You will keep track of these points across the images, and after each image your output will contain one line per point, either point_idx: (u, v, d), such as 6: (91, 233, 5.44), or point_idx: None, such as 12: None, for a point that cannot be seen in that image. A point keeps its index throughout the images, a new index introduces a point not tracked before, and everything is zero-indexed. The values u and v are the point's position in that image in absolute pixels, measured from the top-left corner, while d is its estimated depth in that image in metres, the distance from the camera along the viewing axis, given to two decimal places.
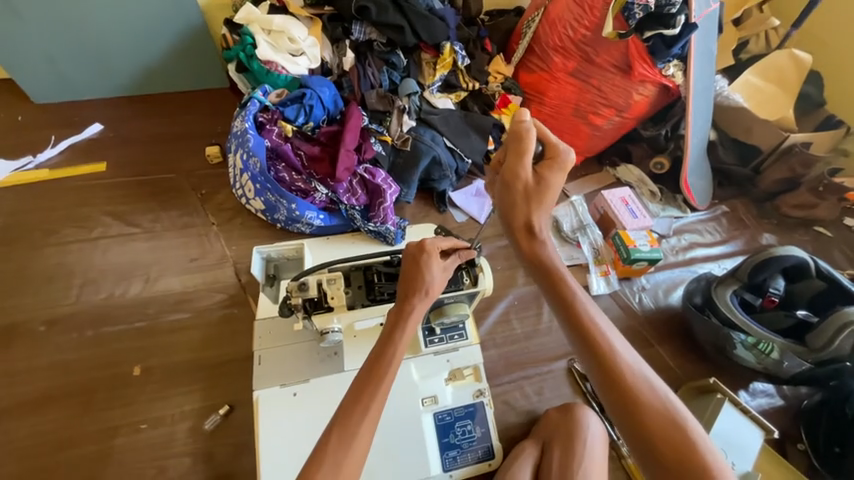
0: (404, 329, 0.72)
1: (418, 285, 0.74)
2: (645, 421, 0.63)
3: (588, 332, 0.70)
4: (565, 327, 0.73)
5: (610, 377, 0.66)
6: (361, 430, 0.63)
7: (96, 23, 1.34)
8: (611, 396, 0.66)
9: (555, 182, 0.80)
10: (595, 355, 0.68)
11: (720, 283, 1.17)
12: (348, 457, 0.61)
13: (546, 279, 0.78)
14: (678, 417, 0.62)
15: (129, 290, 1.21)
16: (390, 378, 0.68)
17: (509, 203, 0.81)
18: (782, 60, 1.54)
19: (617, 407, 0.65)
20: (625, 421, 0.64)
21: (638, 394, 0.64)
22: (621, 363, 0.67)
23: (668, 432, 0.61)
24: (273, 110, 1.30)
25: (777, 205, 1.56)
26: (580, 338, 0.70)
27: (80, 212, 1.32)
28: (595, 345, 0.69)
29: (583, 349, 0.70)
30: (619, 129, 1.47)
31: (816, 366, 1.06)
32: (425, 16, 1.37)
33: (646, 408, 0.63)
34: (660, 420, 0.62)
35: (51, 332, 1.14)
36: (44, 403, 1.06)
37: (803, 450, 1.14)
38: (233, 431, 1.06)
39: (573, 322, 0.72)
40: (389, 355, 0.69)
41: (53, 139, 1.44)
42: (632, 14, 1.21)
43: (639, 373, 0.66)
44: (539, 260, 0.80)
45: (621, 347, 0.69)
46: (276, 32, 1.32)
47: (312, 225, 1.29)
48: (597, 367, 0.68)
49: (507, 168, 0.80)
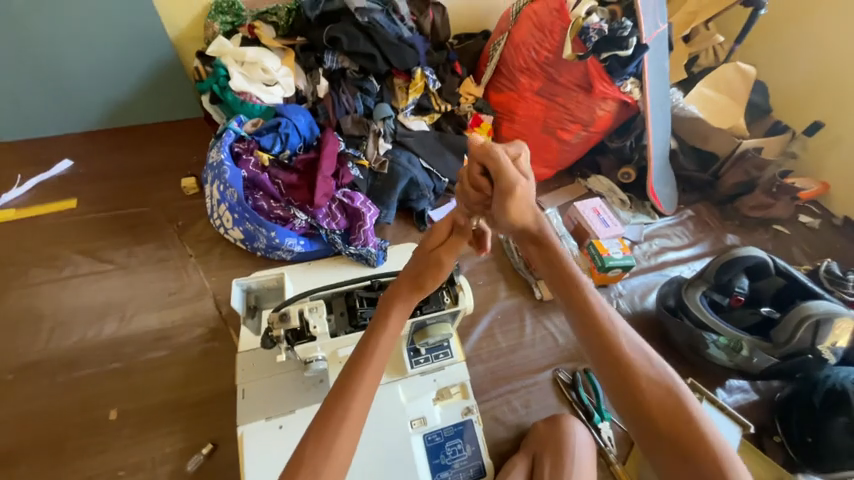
0: (391, 316, 0.70)
1: (417, 277, 0.73)
2: (660, 422, 0.56)
3: (587, 306, 0.65)
4: (572, 318, 0.66)
5: (610, 352, 0.61)
6: (341, 433, 0.60)
7: (63, 59, 1.33)
8: (611, 372, 0.60)
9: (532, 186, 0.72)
10: (605, 349, 0.61)
11: (690, 285, 1.24)
12: (327, 465, 0.58)
13: (552, 266, 0.71)
14: (696, 420, 0.56)
15: (103, 330, 1.17)
16: (377, 369, 0.65)
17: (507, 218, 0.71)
18: (731, 73, 1.65)
19: (615, 383, 0.60)
20: (623, 397, 0.59)
21: (639, 371, 0.59)
22: (634, 360, 0.60)
23: (668, 411, 0.56)
24: (248, 140, 1.32)
25: (738, 206, 1.65)
26: (578, 315, 0.65)
27: (49, 251, 1.28)
28: (595, 321, 0.63)
29: (592, 342, 0.63)
30: (586, 142, 1.54)
31: (782, 360, 1.12)
32: (395, 44, 1.43)
33: (646, 385, 0.58)
34: (675, 414, 0.56)
35: (21, 380, 1.09)
36: (13, 457, 1.01)
37: (780, 442, 1.18)
38: (218, 470, 1.02)
39: (580, 312, 0.65)
40: (366, 359, 0.65)
41: (19, 178, 1.41)
42: (588, 37, 1.30)
43: (655, 372, 0.59)
44: (546, 248, 0.73)
45: (621, 326, 0.63)
46: (250, 64, 1.35)
47: (292, 252, 1.29)
48: (600, 346, 0.62)
49: (501, 190, 0.69)
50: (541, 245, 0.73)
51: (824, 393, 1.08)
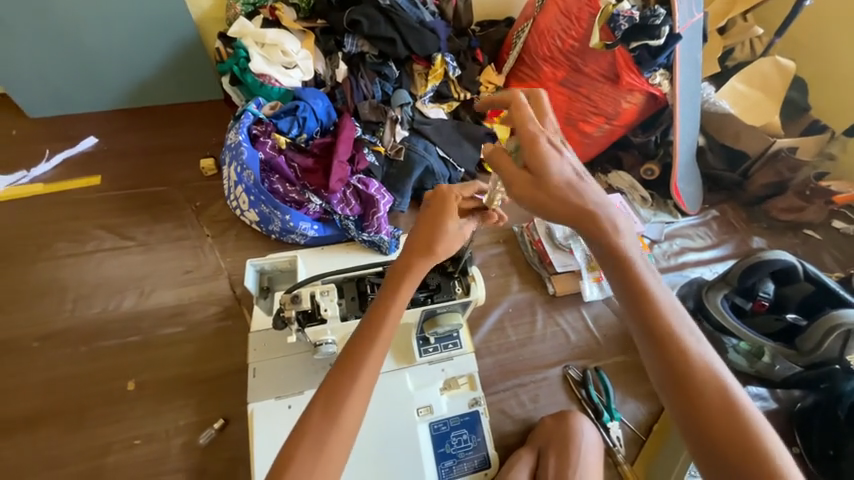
0: (400, 289, 0.67)
1: (427, 242, 0.69)
2: (707, 411, 0.55)
3: (654, 309, 0.61)
4: (623, 299, 0.63)
5: (675, 362, 0.58)
6: (350, 399, 0.61)
7: (89, 37, 1.35)
8: (675, 382, 0.57)
9: (555, 158, 0.65)
10: (669, 358, 0.58)
11: (711, 287, 1.19)
12: (336, 432, 0.59)
13: (606, 252, 0.64)
14: (745, 411, 0.55)
15: (122, 304, 1.21)
16: (388, 334, 0.65)
17: (534, 202, 0.65)
18: (767, 68, 1.56)
19: (677, 394, 0.57)
20: (685, 409, 0.56)
21: (705, 383, 0.56)
22: (687, 345, 0.59)
23: (733, 428, 0.54)
24: (266, 123, 1.32)
25: (766, 208, 1.58)
26: (645, 320, 0.61)
27: (73, 226, 1.32)
28: (661, 328, 0.60)
29: (657, 350, 0.59)
30: (609, 136, 1.49)
31: (807, 368, 1.09)
32: (416, 28, 1.40)
33: (711, 398, 0.56)
34: (736, 430, 0.54)
35: (45, 347, 1.14)
36: (37, 420, 1.05)
37: (799, 454, 1.11)
38: (227, 445, 1.05)
39: (634, 296, 0.62)
40: (364, 349, 0.63)
41: (47, 154, 1.45)
42: (618, 25, 1.25)
43: (705, 359, 0.58)
44: (599, 233, 0.64)
45: (687, 332, 0.60)
46: (270, 46, 1.35)
47: (306, 236, 1.29)
48: (666, 353, 0.58)
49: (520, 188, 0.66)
50: (585, 220, 0.64)
51: (849, 406, 1.04)
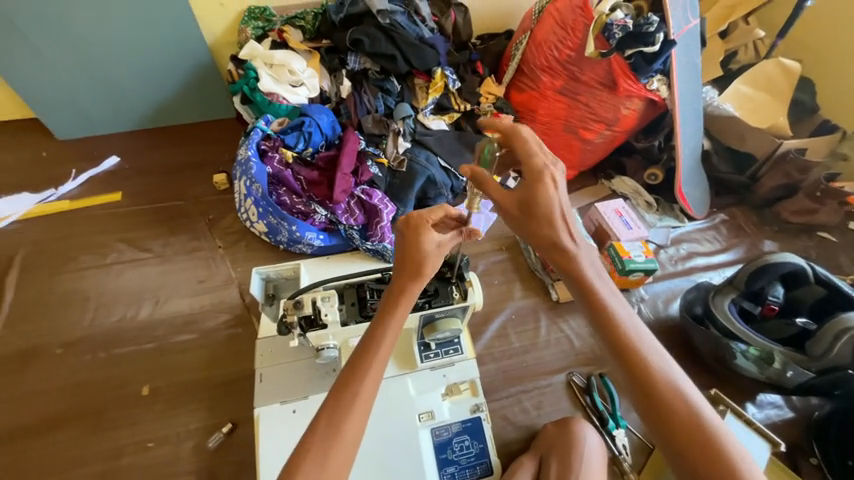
0: (395, 313, 0.69)
1: (411, 265, 0.70)
2: (675, 424, 0.56)
3: (615, 325, 0.62)
4: (589, 317, 0.65)
5: (638, 378, 0.59)
6: (351, 416, 0.63)
7: (113, 64, 1.46)
8: (641, 398, 0.58)
9: (552, 194, 0.67)
10: (633, 374, 0.59)
11: (718, 292, 1.17)
12: (338, 445, 0.61)
13: (566, 268, 0.67)
14: (709, 421, 0.56)
15: (139, 313, 1.27)
16: (387, 347, 0.67)
17: (520, 227, 0.70)
18: (771, 70, 1.55)
19: (645, 408, 0.58)
20: (654, 422, 0.57)
21: (669, 396, 0.57)
22: (652, 359, 0.60)
23: (701, 440, 0.55)
24: (274, 138, 1.38)
25: (777, 211, 1.56)
26: (608, 338, 0.62)
27: (96, 239, 1.40)
28: (625, 344, 0.61)
29: (623, 366, 0.60)
30: (610, 142, 1.51)
31: (819, 374, 1.04)
32: (416, 45, 1.45)
33: (677, 411, 0.56)
34: (702, 439, 0.55)
35: (67, 354, 1.20)
36: (59, 423, 1.11)
37: (817, 465, 1.10)
38: (235, 448, 1.08)
39: (597, 317, 0.63)
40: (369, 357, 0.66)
41: (74, 172, 1.55)
42: (612, 34, 1.26)
43: (671, 375, 0.59)
44: (561, 255, 0.67)
45: (650, 346, 0.61)
46: (278, 66, 1.42)
47: (312, 246, 1.34)
48: (631, 368, 0.59)
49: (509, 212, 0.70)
50: (556, 253, 0.68)
51: None
